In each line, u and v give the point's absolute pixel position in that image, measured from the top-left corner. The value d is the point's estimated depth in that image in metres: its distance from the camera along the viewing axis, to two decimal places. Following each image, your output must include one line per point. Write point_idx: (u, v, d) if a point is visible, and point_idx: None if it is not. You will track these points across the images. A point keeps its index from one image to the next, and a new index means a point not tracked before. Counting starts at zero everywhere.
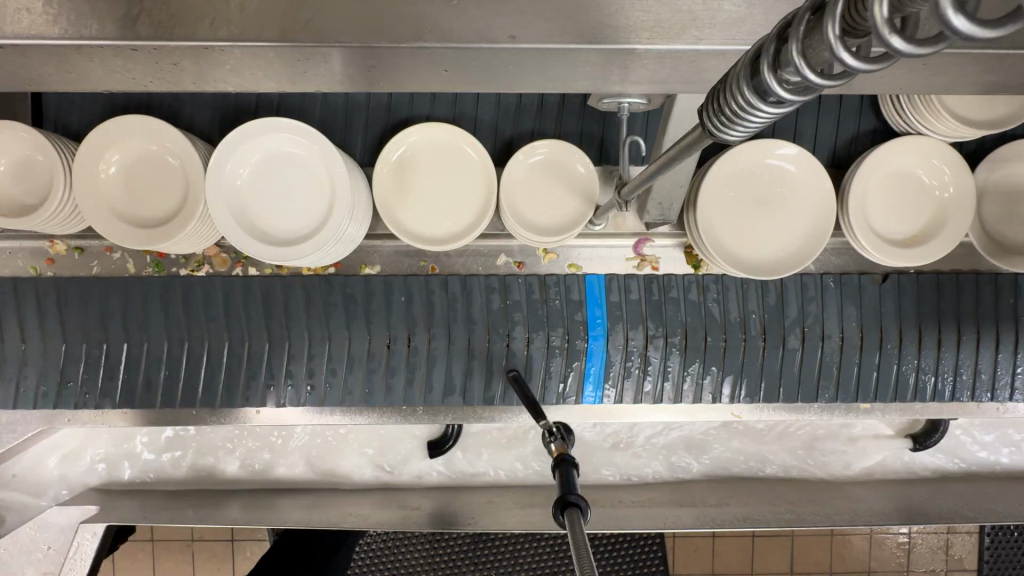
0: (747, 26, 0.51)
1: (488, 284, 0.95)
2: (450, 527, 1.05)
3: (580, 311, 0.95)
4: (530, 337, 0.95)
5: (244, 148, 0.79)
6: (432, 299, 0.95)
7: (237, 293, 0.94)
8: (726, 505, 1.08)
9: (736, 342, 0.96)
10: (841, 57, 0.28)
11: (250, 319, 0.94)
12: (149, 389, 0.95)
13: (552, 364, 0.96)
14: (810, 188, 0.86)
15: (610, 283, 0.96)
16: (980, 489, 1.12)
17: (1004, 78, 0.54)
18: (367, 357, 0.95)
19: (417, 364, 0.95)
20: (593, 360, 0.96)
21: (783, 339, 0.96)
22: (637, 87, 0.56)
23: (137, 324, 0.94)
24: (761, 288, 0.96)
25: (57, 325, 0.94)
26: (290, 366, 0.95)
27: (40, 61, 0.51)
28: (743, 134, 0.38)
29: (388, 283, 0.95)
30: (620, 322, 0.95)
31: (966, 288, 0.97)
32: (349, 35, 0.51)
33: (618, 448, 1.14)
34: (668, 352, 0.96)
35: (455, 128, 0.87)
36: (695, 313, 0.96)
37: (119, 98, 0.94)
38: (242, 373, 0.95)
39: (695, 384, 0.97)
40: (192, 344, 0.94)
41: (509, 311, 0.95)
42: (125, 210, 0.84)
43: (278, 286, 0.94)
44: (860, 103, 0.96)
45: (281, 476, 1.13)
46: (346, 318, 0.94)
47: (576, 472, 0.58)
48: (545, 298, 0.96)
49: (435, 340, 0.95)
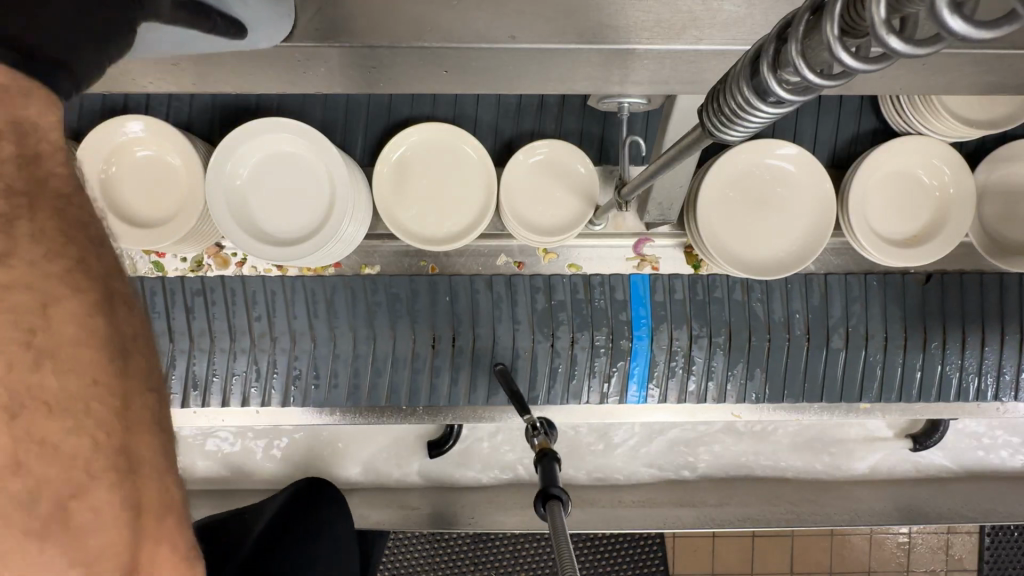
0: (746, 27, 0.51)
1: (533, 283, 0.96)
2: (450, 527, 1.08)
3: (624, 311, 0.95)
4: (575, 338, 0.95)
5: (245, 147, 0.79)
6: (477, 299, 0.95)
7: (284, 292, 0.94)
8: (726, 505, 1.10)
9: (780, 341, 0.96)
10: (840, 57, 0.28)
11: (295, 317, 0.94)
12: (193, 389, 0.95)
13: (596, 363, 0.95)
14: (809, 188, 0.86)
15: (654, 283, 0.96)
16: (980, 490, 1.12)
17: (1004, 78, 0.54)
18: (412, 356, 0.95)
19: (461, 364, 0.95)
20: (638, 359, 0.96)
21: (828, 340, 0.96)
22: (637, 88, 0.56)
23: (181, 324, 0.93)
24: (805, 287, 0.96)
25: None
26: (335, 366, 0.95)
27: None
28: (744, 134, 0.37)
29: (433, 283, 0.95)
30: (665, 322, 0.95)
31: (975, 287, 0.97)
32: (350, 35, 0.51)
33: (620, 447, 1.14)
34: (713, 352, 0.96)
35: (455, 128, 0.87)
36: (740, 313, 0.96)
37: (118, 99, 0.93)
38: (285, 373, 0.95)
39: (740, 384, 0.97)
40: (239, 343, 0.94)
41: (554, 311, 0.95)
42: (124, 209, 0.83)
43: (322, 286, 0.94)
44: (860, 103, 0.96)
45: (282, 476, 1.13)
46: (389, 318, 0.94)
47: (558, 465, 0.63)
48: (590, 298, 0.95)
49: (479, 339, 0.94)
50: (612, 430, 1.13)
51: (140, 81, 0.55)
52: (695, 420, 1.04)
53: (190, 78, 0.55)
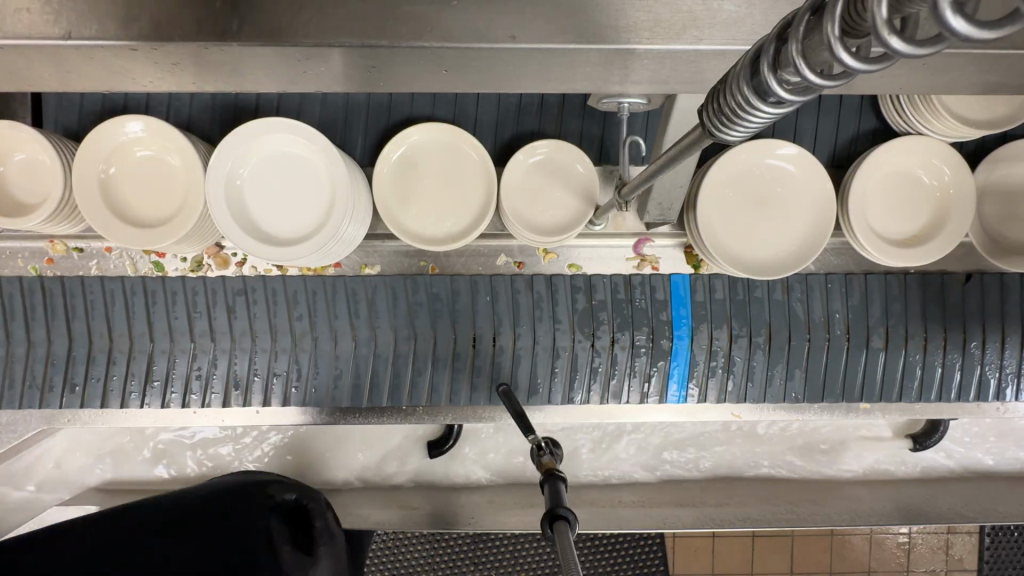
0: (747, 27, 0.50)
1: (574, 284, 0.95)
2: (450, 527, 1.06)
3: (665, 311, 0.95)
4: (615, 338, 0.94)
5: (245, 148, 0.79)
6: (518, 298, 0.95)
7: (325, 293, 0.94)
8: (726, 505, 1.09)
9: (820, 341, 0.96)
10: (841, 57, 0.28)
11: (337, 317, 0.94)
12: (234, 389, 0.95)
13: (636, 363, 0.95)
14: (809, 188, 0.86)
15: (695, 283, 0.96)
16: (980, 490, 1.12)
17: (1003, 78, 0.54)
18: (453, 356, 0.95)
19: (502, 363, 0.95)
20: (678, 360, 0.96)
21: (867, 340, 0.96)
22: (637, 87, 0.56)
23: (223, 324, 0.93)
24: (844, 288, 0.97)
25: (143, 325, 0.93)
26: (375, 366, 0.95)
27: (40, 60, 0.52)
28: (743, 134, 0.38)
29: (474, 283, 0.95)
30: (705, 322, 0.95)
31: (984, 288, 0.97)
32: (350, 35, 0.51)
33: (619, 447, 1.14)
34: (753, 352, 0.96)
35: (455, 128, 0.87)
36: (781, 313, 0.95)
37: (118, 99, 0.93)
38: (328, 372, 0.94)
39: (780, 385, 0.97)
40: (282, 341, 0.94)
41: (595, 310, 0.95)
42: (123, 209, 0.83)
43: (364, 287, 0.94)
44: (860, 103, 0.96)
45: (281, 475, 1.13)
46: (430, 319, 0.94)
47: (564, 487, 0.60)
48: (631, 298, 0.95)
49: (520, 339, 0.94)
50: (613, 430, 1.13)
51: (139, 80, 0.55)
52: (695, 420, 1.04)
53: (191, 78, 0.55)
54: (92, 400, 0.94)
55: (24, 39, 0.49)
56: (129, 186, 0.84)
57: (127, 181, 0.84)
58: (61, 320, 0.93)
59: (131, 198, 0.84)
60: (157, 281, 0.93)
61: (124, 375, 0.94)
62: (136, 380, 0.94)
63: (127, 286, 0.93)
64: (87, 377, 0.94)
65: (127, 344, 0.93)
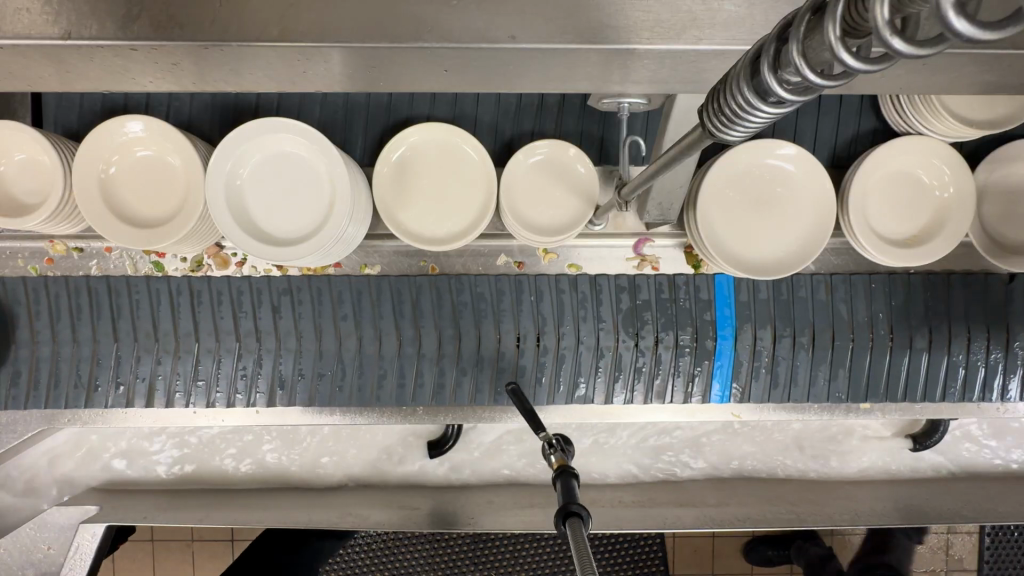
0: (748, 26, 0.50)
1: (618, 284, 0.95)
2: (450, 528, 1.04)
3: (708, 311, 0.95)
4: (659, 337, 0.94)
5: (245, 148, 0.79)
6: (563, 298, 0.95)
7: (369, 293, 0.94)
8: (726, 505, 1.08)
9: (863, 341, 0.95)
10: (841, 57, 0.28)
11: (382, 316, 0.94)
12: (279, 389, 0.94)
13: (680, 362, 0.95)
14: (809, 188, 0.86)
15: (739, 283, 0.95)
16: (980, 489, 1.12)
17: (1001, 78, 0.54)
18: (497, 355, 0.94)
19: (545, 363, 0.94)
20: (722, 360, 0.96)
21: (911, 341, 0.96)
22: (637, 87, 0.56)
23: (268, 324, 0.93)
24: (888, 287, 0.96)
25: (189, 325, 0.93)
26: (419, 366, 0.94)
27: (39, 60, 0.52)
28: (744, 134, 0.38)
29: (519, 283, 0.95)
30: (749, 322, 0.95)
31: (997, 288, 0.97)
32: (349, 35, 0.51)
33: (619, 447, 1.14)
34: (797, 352, 0.95)
35: (455, 128, 0.87)
36: (824, 313, 0.96)
37: (119, 99, 0.94)
38: (372, 373, 0.94)
39: (824, 385, 0.97)
40: (327, 343, 0.93)
41: (639, 311, 0.95)
42: (123, 209, 0.83)
43: (408, 287, 0.94)
44: (860, 103, 0.96)
45: (281, 475, 1.14)
46: (474, 318, 0.94)
47: (577, 483, 0.58)
48: (674, 298, 0.95)
49: (564, 338, 0.94)
50: (613, 431, 1.13)
51: (139, 80, 0.55)
52: (695, 420, 1.04)
53: (190, 78, 0.55)
54: (136, 400, 0.94)
55: (23, 39, 0.49)
56: (131, 185, 0.84)
57: (128, 180, 0.84)
58: (106, 321, 0.93)
59: (133, 198, 0.84)
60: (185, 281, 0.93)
61: (170, 374, 0.94)
62: (182, 379, 0.94)
63: (172, 286, 0.93)
64: (133, 376, 0.93)
65: (172, 344, 0.93)
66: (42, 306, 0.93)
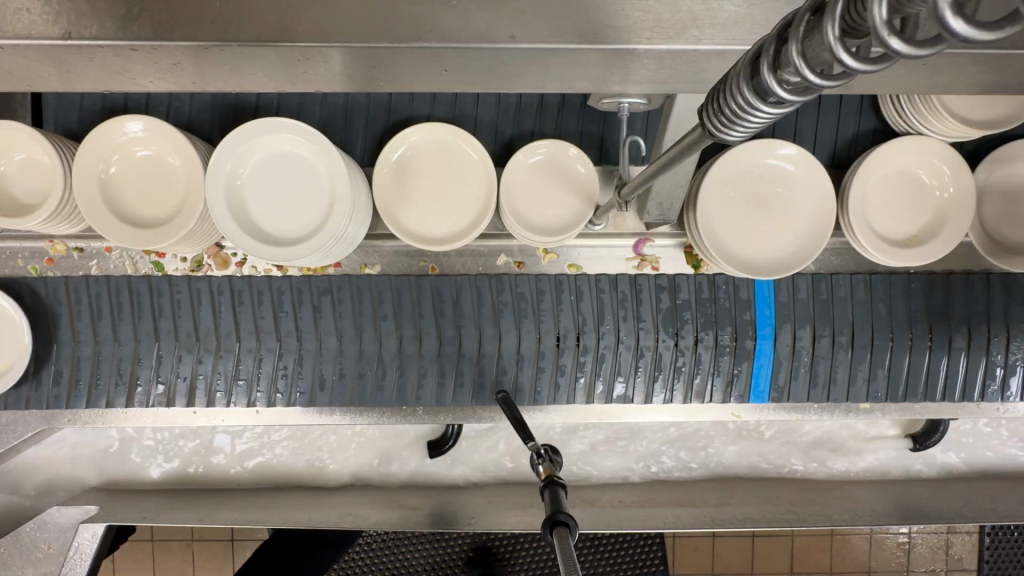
0: (748, 26, 0.50)
1: (657, 283, 0.95)
2: (450, 527, 1.04)
3: (749, 311, 0.95)
4: (699, 337, 0.95)
5: (245, 148, 0.79)
6: (603, 298, 0.95)
7: (409, 292, 0.94)
8: (726, 505, 1.08)
9: (903, 341, 0.96)
10: (840, 57, 0.28)
11: (421, 317, 0.94)
12: (319, 389, 0.95)
13: (720, 363, 0.96)
14: (809, 188, 0.86)
15: (780, 283, 0.96)
16: (980, 489, 1.12)
17: (1001, 78, 0.54)
18: (537, 355, 0.94)
19: (586, 362, 0.95)
20: (762, 360, 0.96)
21: (950, 341, 0.96)
22: (637, 87, 0.56)
23: (309, 324, 0.93)
24: (928, 288, 0.96)
25: (229, 324, 0.93)
26: (459, 365, 0.95)
27: (38, 60, 0.52)
28: (744, 134, 0.38)
29: (559, 283, 0.95)
30: (789, 322, 0.95)
31: (1005, 288, 0.97)
32: (349, 35, 0.51)
33: (619, 447, 1.14)
34: (837, 352, 0.96)
35: (455, 128, 0.87)
36: (864, 313, 0.96)
37: (119, 98, 0.94)
38: (413, 372, 0.95)
39: (863, 384, 0.97)
40: (368, 343, 0.94)
41: (679, 310, 0.95)
42: (123, 209, 0.83)
43: (448, 285, 0.94)
44: (860, 103, 0.96)
45: (280, 475, 1.14)
46: (515, 318, 0.94)
47: (565, 493, 0.59)
48: (714, 297, 0.95)
49: (604, 338, 0.94)
50: (613, 431, 1.13)
51: (140, 80, 0.55)
52: (695, 420, 1.04)
53: (190, 78, 0.55)
54: (177, 400, 0.95)
55: (23, 39, 0.49)
56: (129, 185, 0.84)
57: (126, 179, 0.84)
58: (147, 320, 0.93)
59: (132, 197, 0.84)
60: (187, 280, 0.94)
61: (211, 374, 0.94)
62: (223, 379, 0.94)
63: (213, 286, 0.93)
64: (176, 375, 0.94)
65: (213, 343, 0.93)
66: (84, 306, 0.94)
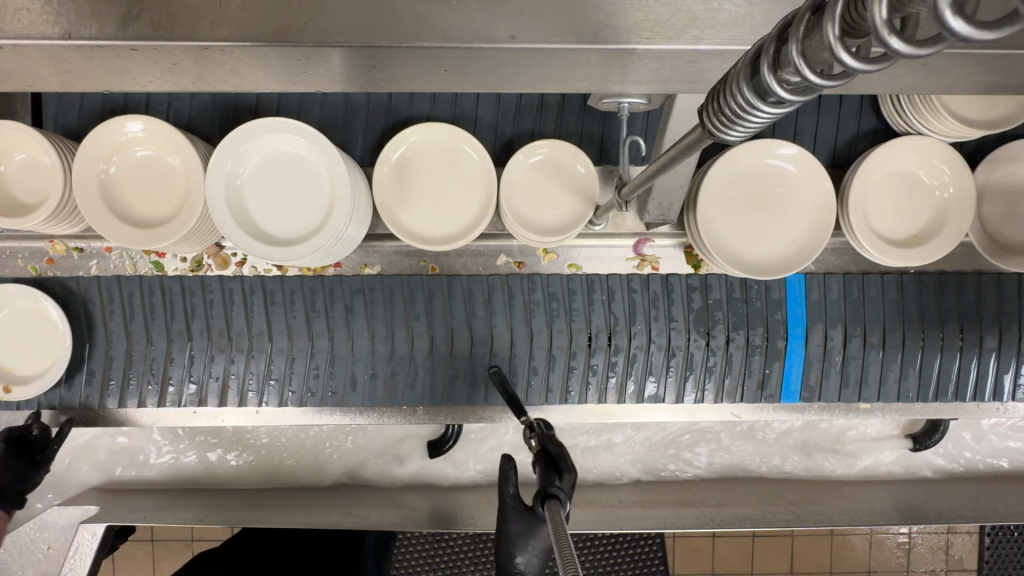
0: (748, 26, 0.50)
1: (689, 284, 0.96)
2: (449, 527, 1.04)
3: (780, 310, 0.96)
4: (730, 337, 0.96)
5: (245, 148, 0.79)
6: (634, 298, 0.96)
7: (442, 292, 0.95)
8: (726, 505, 1.07)
9: (934, 341, 0.97)
10: (840, 57, 0.28)
11: (454, 316, 0.94)
12: (352, 389, 0.95)
13: (751, 362, 0.97)
14: (809, 188, 0.86)
15: (811, 283, 0.96)
16: (981, 490, 1.11)
17: (1002, 78, 0.54)
18: (569, 355, 0.95)
19: (618, 361, 0.96)
20: (793, 360, 0.97)
21: (981, 341, 0.97)
22: (637, 87, 0.56)
23: (341, 323, 0.94)
24: (959, 286, 0.97)
25: (262, 325, 0.94)
26: (492, 365, 0.95)
27: (38, 60, 0.52)
28: (744, 134, 0.38)
29: (591, 283, 0.96)
30: (820, 322, 0.96)
31: (1009, 288, 0.97)
32: (349, 35, 0.51)
33: (618, 446, 1.14)
34: (868, 351, 0.97)
35: (455, 128, 0.87)
36: (894, 312, 0.97)
37: (119, 98, 0.94)
38: (445, 372, 0.95)
39: (894, 384, 0.98)
40: (402, 342, 0.94)
41: (710, 310, 0.96)
42: (123, 209, 0.83)
43: (480, 285, 0.95)
44: (859, 103, 0.96)
45: (281, 476, 1.14)
46: (547, 317, 0.95)
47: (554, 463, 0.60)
48: (746, 297, 0.96)
49: (636, 337, 0.95)
50: (613, 430, 1.14)
51: (140, 81, 0.55)
52: (695, 420, 1.04)
53: (190, 78, 0.55)
54: (209, 400, 0.95)
55: (23, 39, 0.49)
56: (128, 184, 0.84)
57: (125, 179, 0.84)
58: (180, 321, 0.94)
59: (131, 198, 0.84)
60: (187, 280, 0.94)
61: (243, 373, 0.95)
62: (255, 378, 0.95)
63: (245, 286, 0.94)
64: (208, 375, 0.95)
65: (246, 343, 0.94)
66: (117, 306, 0.94)
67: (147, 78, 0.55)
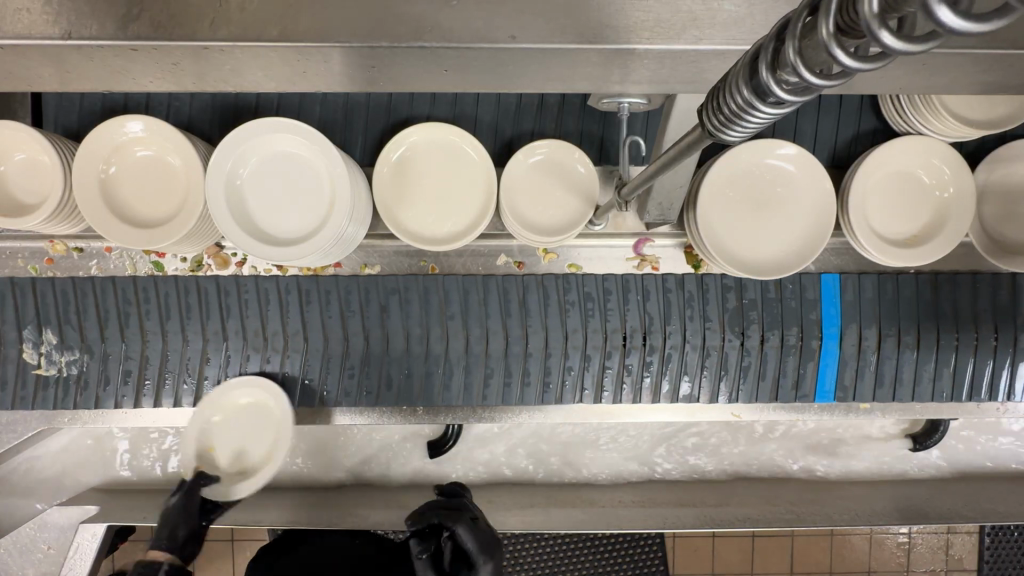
0: (747, 25, 0.50)
1: (724, 284, 0.96)
2: None
3: (815, 310, 0.96)
4: (764, 337, 0.95)
5: (245, 148, 0.79)
6: (669, 297, 0.95)
7: (477, 291, 0.95)
8: (725, 505, 1.08)
9: (969, 340, 0.96)
10: (837, 57, 0.28)
11: (489, 315, 0.94)
12: (386, 388, 0.95)
13: (785, 363, 0.97)
14: (809, 188, 0.86)
15: (845, 282, 0.97)
16: (981, 490, 1.11)
17: (1001, 78, 0.54)
18: (604, 354, 0.95)
19: (654, 361, 0.95)
20: (828, 359, 0.97)
21: (1015, 340, 0.96)
22: (637, 87, 0.56)
23: (377, 322, 0.94)
24: (993, 286, 0.97)
25: (297, 325, 0.94)
26: (527, 364, 0.95)
27: (38, 60, 0.52)
28: (744, 134, 0.38)
29: (626, 283, 0.95)
30: (855, 321, 0.96)
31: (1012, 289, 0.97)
32: (350, 35, 0.51)
33: (619, 446, 1.14)
34: (902, 352, 0.97)
35: (455, 128, 0.87)
36: (927, 312, 0.97)
37: (118, 98, 0.94)
38: (480, 372, 0.95)
39: (929, 384, 0.98)
40: (437, 342, 0.94)
41: (745, 310, 0.95)
42: (124, 209, 0.83)
43: (515, 285, 0.95)
44: (859, 103, 0.96)
45: (281, 476, 1.14)
46: (582, 318, 0.95)
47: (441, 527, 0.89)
48: (781, 297, 0.96)
49: (671, 337, 0.95)
50: (613, 431, 1.14)
51: (139, 80, 0.55)
52: (695, 420, 1.04)
53: (190, 78, 0.55)
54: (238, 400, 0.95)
55: (22, 39, 0.49)
56: (127, 184, 0.84)
57: (125, 178, 0.84)
58: (216, 321, 0.94)
59: (131, 198, 0.84)
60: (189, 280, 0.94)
61: (279, 374, 0.94)
62: (289, 379, 0.94)
63: (281, 286, 0.94)
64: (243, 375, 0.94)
65: (281, 343, 0.94)
66: (152, 305, 0.93)
67: (145, 78, 0.55)
